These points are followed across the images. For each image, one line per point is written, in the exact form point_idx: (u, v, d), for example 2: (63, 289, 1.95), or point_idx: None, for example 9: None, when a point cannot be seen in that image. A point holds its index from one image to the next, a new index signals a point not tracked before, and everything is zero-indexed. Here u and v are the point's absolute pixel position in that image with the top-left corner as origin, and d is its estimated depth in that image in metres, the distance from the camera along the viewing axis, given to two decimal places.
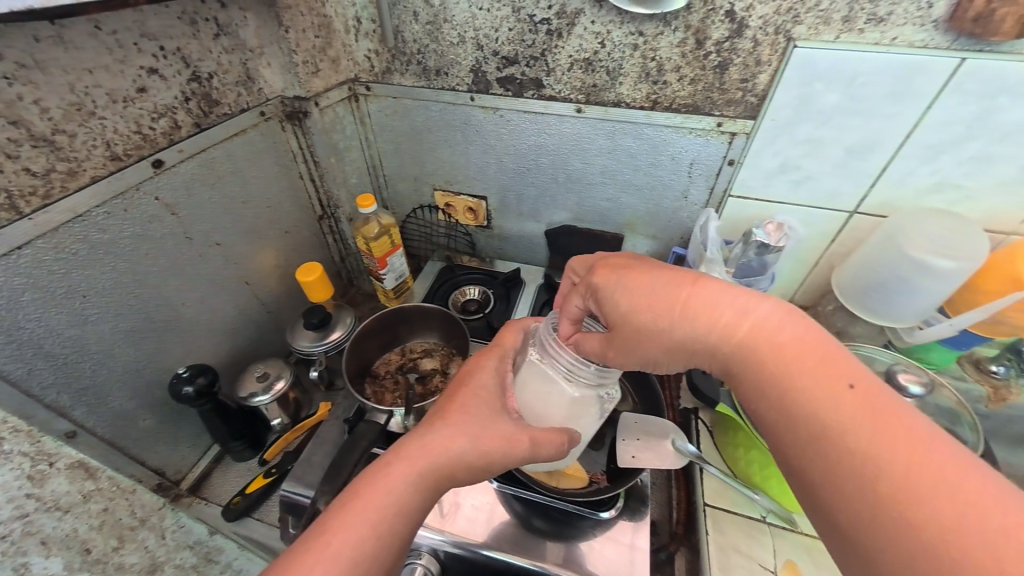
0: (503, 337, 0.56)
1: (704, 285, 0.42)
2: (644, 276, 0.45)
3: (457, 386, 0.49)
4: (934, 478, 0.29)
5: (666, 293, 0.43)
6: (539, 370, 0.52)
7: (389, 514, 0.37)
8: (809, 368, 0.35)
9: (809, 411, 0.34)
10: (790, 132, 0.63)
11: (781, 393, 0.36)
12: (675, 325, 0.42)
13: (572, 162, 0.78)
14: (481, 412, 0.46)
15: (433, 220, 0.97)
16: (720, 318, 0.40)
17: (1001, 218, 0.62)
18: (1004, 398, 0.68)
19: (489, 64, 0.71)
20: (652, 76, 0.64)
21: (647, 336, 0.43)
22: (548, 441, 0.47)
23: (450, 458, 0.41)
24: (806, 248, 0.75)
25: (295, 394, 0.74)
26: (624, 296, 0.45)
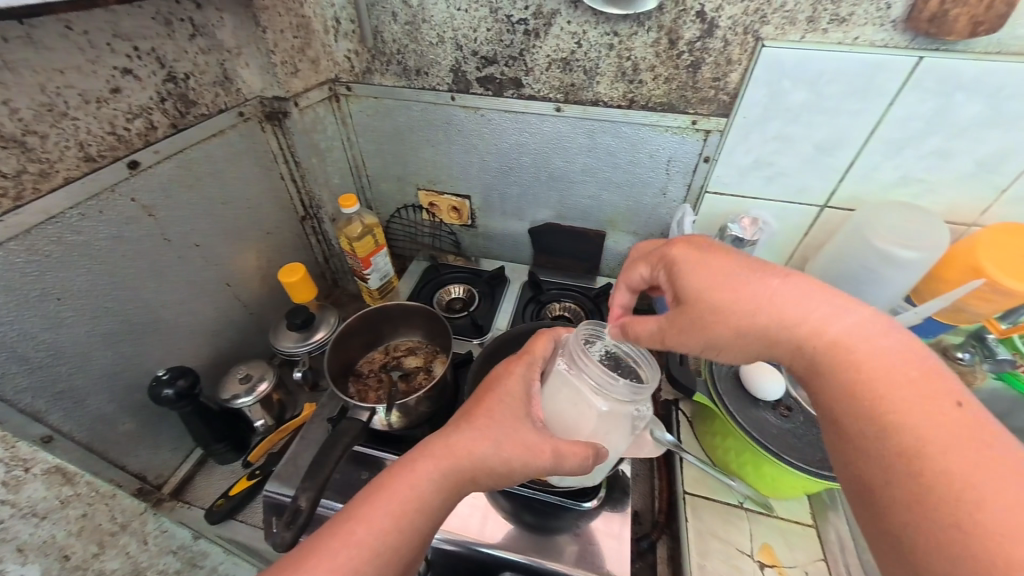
0: (532, 345, 0.52)
1: (795, 280, 0.40)
2: (718, 254, 0.44)
3: (484, 391, 0.48)
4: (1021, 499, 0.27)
5: (750, 279, 0.41)
6: (570, 382, 0.50)
7: (412, 510, 0.38)
8: (904, 381, 0.34)
9: (894, 423, 0.33)
10: (760, 129, 0.65)
11: (866, 403, 0.34)
12: (749, 308, 0.40)
13: (553, 160, 0.79)
14: (507, 418, 0.45)
15: (418, 220, 0.97)
16: (797, 306, 0.39)
17: (961, 210, 0.65)
18: (970, 382, 0.70)
19: (469, 64, 0.71)
20: (628, 75, 0.66)
21: (717, 316, 0.41)
22: (573, 454, 0.46)
23: (474, 462, 0.41)
24: (780, 242, 0.77)
25: (279, 395, 0.73)
26: (693, 275, 0.43)
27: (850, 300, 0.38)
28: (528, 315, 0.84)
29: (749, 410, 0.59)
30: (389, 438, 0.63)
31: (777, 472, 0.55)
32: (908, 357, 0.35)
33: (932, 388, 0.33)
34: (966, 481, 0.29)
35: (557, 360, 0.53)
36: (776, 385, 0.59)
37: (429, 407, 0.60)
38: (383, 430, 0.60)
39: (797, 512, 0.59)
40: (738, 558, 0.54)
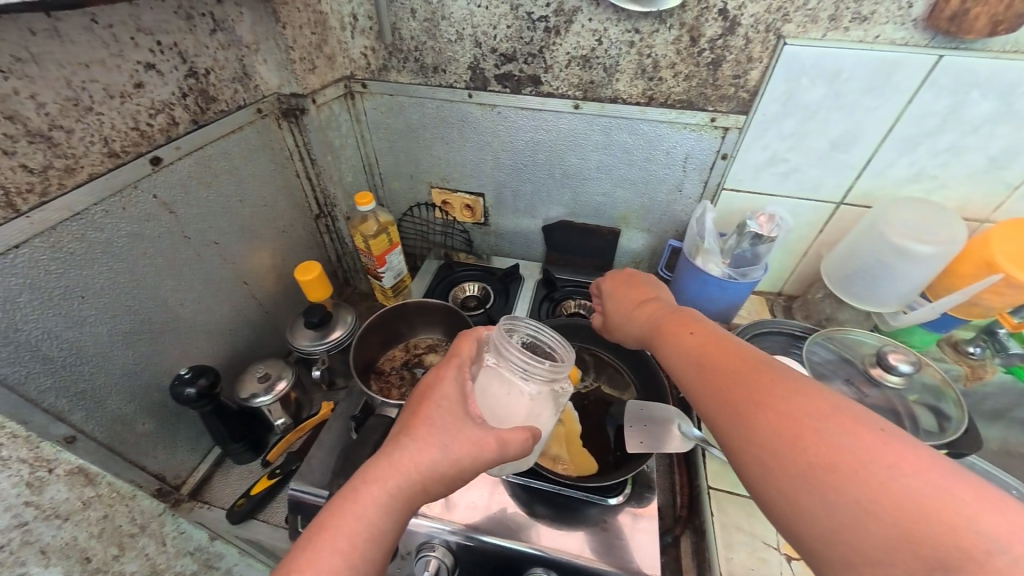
0: (459, 346, 0.51)
1: (660, 300, 0.56)
2: (624, 283, 0.63)
3: (421, 398, 0.46)
4: (884, 474, 0.30)
5: (632, 300, 0.59)
6: (498, 373, 0.52)
7: (359, 540, 0.38)
8: (764, 384, 0.38)
9: (775, 428, 0.35)
10: (777, 125, 0.66)
11: (751, 410, 0.37)
12: (635, 315, 0.56)
13: (568, 158, 0.80)
14: (448, 423, 0.44)
15: (429, 218, 0.97)
16: (662, 315, 0.53)
17: (974, 206, 0.66)
18: (979, 376, 0.71)
19: (487, 61, 0.71)
20: (648, 72, 0.66)
21: (620, 323, 0.59)
22: (514, 439, 0.44)
23: (419, 475, 0.41)
24: (794, 239, 0.78)
25: (297, 394, 0.72)
26: (608, 298, 0.63)
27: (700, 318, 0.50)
28: (543, 312, 0.84)
29: None
30: None
31: None
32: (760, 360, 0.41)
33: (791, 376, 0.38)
34: (884, 471, 0.30)
35: (484, 355, 0.54)
36: None
37: None
38: None
39: None
40: (764, 550, 0.54)
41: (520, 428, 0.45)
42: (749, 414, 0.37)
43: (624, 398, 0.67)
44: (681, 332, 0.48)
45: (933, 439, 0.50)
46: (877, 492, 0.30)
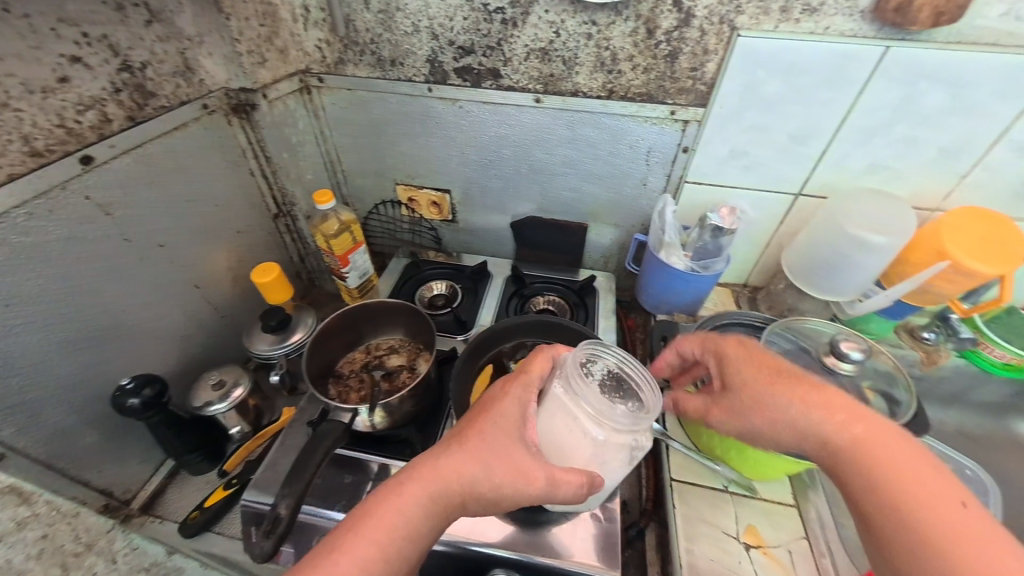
0: (530, 364, 0.50)
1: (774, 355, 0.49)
2: (752, 348, 0.50)
3: (476, 409, 0.47)
4: (955, 524, 0.36)
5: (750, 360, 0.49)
6: (562, 404, 0.47)
7: (397, 537, 0.38)
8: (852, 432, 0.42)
9: (867, 472, 0.40)
10: (736, 119, 0.66)
11: (842, 456, 0.42)
12: (785, 395, 0.45)
13: (534, 153, 0.79)
14: (499, 440, 0.44)
15: (397, 217, 0.95)
16: (809, 395, 0.44)
17: (927, 195, 0.67)
18: (934, 360, 0.72)
19: (445, 54, 0.70)
20: (606, 65, 0.65)
21: (760, 406, 0.45)
22: (566, 481, 0.43)
23: (462, 487, 0.41)
24: (757, 230, 0.78)
25: (256, 400, 0.70)
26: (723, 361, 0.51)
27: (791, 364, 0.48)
28: (512, 309, 0.82)
29: None
30: (370, 438, 0.59)
31: (764, 456, 0.53)
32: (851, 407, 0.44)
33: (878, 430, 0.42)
34: (957, 523, 0.36)
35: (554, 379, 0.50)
36: None
37: (414, 405, 0.56)
38: (366, 431, 0.56)
39: (777, 491, 0.59)
40: (726, 540, 0.54)
41: (576, 472, 0.44)
42: (838, 457, 0.42)
43: None
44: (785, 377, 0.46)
45: None
46: (953, 544, 0.35)
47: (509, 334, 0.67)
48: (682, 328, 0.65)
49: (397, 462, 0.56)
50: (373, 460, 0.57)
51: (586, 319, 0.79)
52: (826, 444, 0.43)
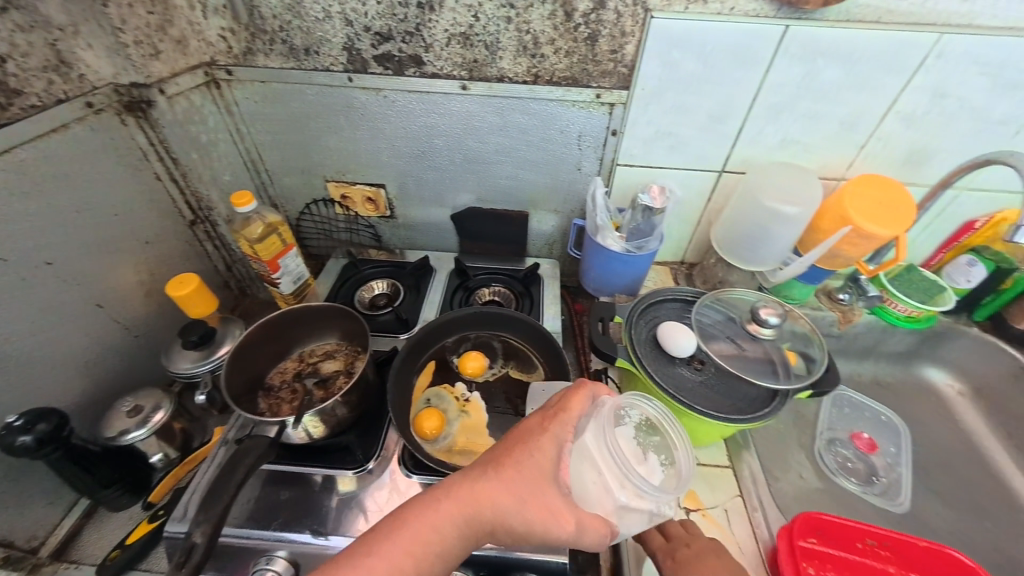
0: (571, 400, 0.47)
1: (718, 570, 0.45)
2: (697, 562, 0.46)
3: (514, 437, 0.45)
4: None
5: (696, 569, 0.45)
6: (590, 455, 0.44)
7: (430, 551, 0.40)
8: None
9: None
10: (658, 101, 0.68)
11: None
12: None
13: (467, 141, 0.77)
14: (534, 474, 0.43)
15: (331, 216, 0.91)
16: None
17: (832, 165, 0.72)
18: (850, 319, 0.78)
19: (362, 41, 0.66)
20: (529, 49, 0.65)
21: None
22: (594, 529, 0.42)
23: (493, 515, 0.41)
24: (687, 208, 0.81)
25: (182, 423, 0.64)
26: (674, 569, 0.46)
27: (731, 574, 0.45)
28: (457, 302, 0.80)
29: (665, 367, 0.56)
30: (309, 450, 0.56)
31: (695, 423, 0.54)
32: None
33: None
34: None
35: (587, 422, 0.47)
36: (688, 340, 0.56)
37: (350, 411, 0.54)
38: (303, 443, 0.54)
39: (714, 454, 0.61)
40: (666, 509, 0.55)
41: (602, 521, 0.43)
42: None
43: (529, 377, 0.62)
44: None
45: (801, 380, 0.54)
46: None
47: (451, 328, 0.65)
48: (621, 306, 0.64)
49: (341, 471, 0.54)
50: (317, 472, 0.54)
51: (531, 306, 0.79)
52: None
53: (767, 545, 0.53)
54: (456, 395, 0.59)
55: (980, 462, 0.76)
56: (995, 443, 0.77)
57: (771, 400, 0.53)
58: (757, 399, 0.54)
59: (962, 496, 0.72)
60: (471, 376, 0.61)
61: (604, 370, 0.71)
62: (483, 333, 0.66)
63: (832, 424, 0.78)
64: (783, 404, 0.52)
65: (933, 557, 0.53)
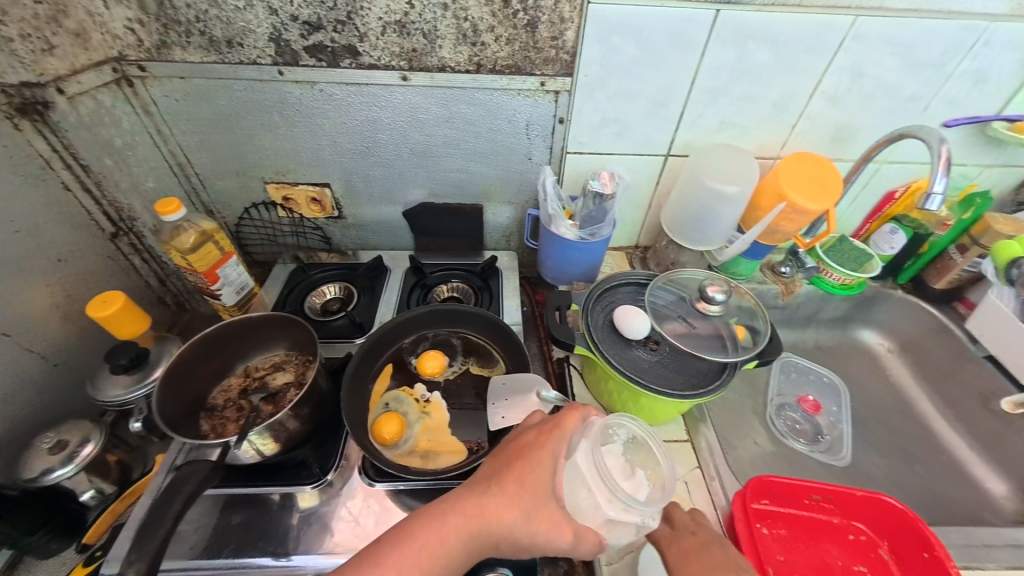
0: (567, 416, 0.48)
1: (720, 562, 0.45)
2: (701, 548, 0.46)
3: (514, 452, 0.46)
4: None
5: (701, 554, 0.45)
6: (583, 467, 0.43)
7: (437, 562, 0.41)
8: None
9: None
10: (601, 87, 0.68)
11: None
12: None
13: (412, 135, 0.74)
14: (537, 487, 0.44)
15: (274, 219, 0.86)
16: None
17: (767, 145, 0.75)
18: (792, 290, 0.83)
19: (291, 31, 0.62)
20: (469, 37, 0.63)
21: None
22: (589, 540, 0.42)
23: (498, 528, 0.42)
24: (638, 193, 0.83)
25: (118, 455, 0.59)
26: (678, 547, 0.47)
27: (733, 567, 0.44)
28: (414, 300, 0.78)
29: (622, 350, 0.58)
30: (262, 469, 0.53)
31: (653, 401, 0.56)
32: None
33: None
34: None
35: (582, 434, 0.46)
36: (642, 323, 0.58)
37: (302, 423, 0.51)
38: (254, 462, 0.51)
39: (673, 430, 0.63)
40: None
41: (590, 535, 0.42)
42: None
43: (491, 372, 0.61)
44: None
45: (747, 352, 0.56)
46: None
47: (407, 329, 0.63)
48: (577, 293, 0.65)
49: (299, 488, 0.52)
50: (275, 492, 0.52)
51: (490, 300, 0.78)
52: None
53: (724, 511, 0.56)
54: (415, 397, 0.58)
55: (909, 412, 0.83)
56: (921, 393, 0.84)
57: (721, 373, 0.55)
58: (708, 373, 0.56)
59: (895, 444, 0.78)
60: (430, 376, 0.59)
61: (565, 358, 0.71)
62: (441, 331, 0.65)
63: (781, 390, 0.83)
64: (733, 375, 0.55)
65: (871, 505, 0.56)
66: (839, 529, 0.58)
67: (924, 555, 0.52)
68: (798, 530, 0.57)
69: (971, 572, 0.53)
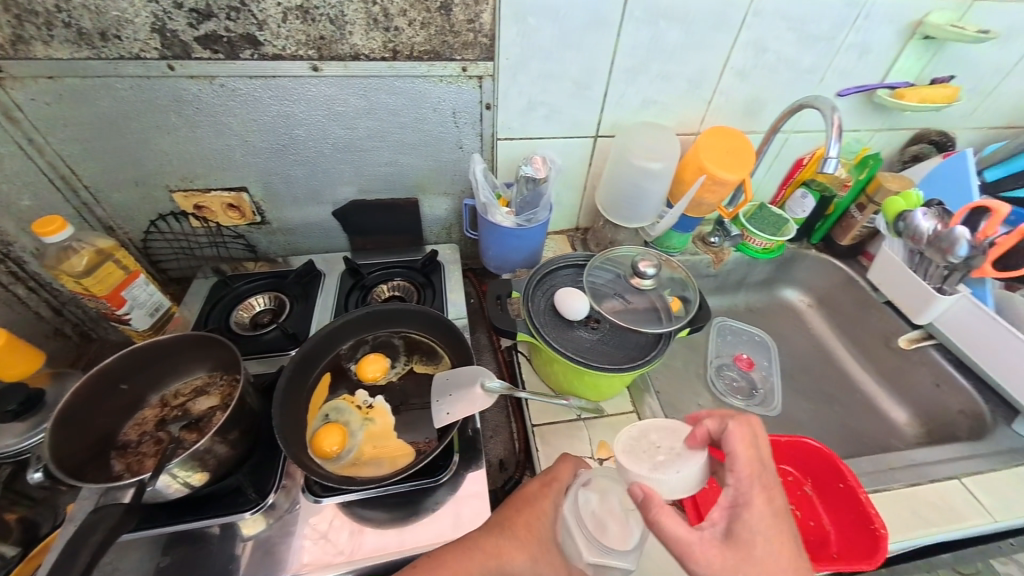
0: (561, 471, 0.52)
1: (769, 478, 0.44)
2: (775, 491, 0.43)
3: (519, 501, 0.49)
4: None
5: (758, 458, 0.45)
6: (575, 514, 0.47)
7: None
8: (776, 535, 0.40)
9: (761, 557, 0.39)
10: (525, 69, 0.67)
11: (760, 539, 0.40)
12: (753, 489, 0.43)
13: (331, 129, 0.69)
14: (541, 534, 0.48)
15: (187, 230, 0.78)
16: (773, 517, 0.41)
17: (687, 122, 0.79)
18: (722, 258, 0.88)
19: (176, 20, 0.55)
20: (380, 22, 0.59)
21: (740, 484, 0.43)
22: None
23: (508, 571, 0.45)
24: (572, 175, 0.84)
25: (19, 513, 0.52)
26: (747, 441, 0.45)
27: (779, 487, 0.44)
28: (353, 303, 0.75)
29: (564, 333, 0.58)
30: (192, 502, 0.49)
31: (597, 378, 0.57)
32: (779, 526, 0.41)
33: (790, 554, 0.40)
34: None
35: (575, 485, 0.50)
36: (581, 303, 0.59)
37: (233, 446, 0.48)
38: (181, 496, 0.47)
39: (619, 403, 0.66)
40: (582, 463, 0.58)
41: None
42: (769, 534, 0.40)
43: (435, 368, 0.60)
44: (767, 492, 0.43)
45: (679, 321, 0.59)
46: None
47: (344, 334, 0.60)
48: (517, 280, 0.64)
49: (239, 516, 0.48)
50: (214, 523, 0.48)
51: (433, 296, 0.76)
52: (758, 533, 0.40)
53: None
54: (357, 404, 0.56)
55: (827, 359, 0.92)
56: (837, 341, 0.93)
57: (657, 343, 0.57)
58: (646, 345, 0.58)
59: (817, 390, 0.87)
60: (372, 381, 0.58)
61: (514, 346, 0.71)
62: (381, 333, 0.62)
63: (719, 352, 0.90)
64: (668, 344, 0.57)
65: (794, 448, 0.62)
66: None
67: (839, 485, 0.57)
68: None
69: (879, 494, 0.60)
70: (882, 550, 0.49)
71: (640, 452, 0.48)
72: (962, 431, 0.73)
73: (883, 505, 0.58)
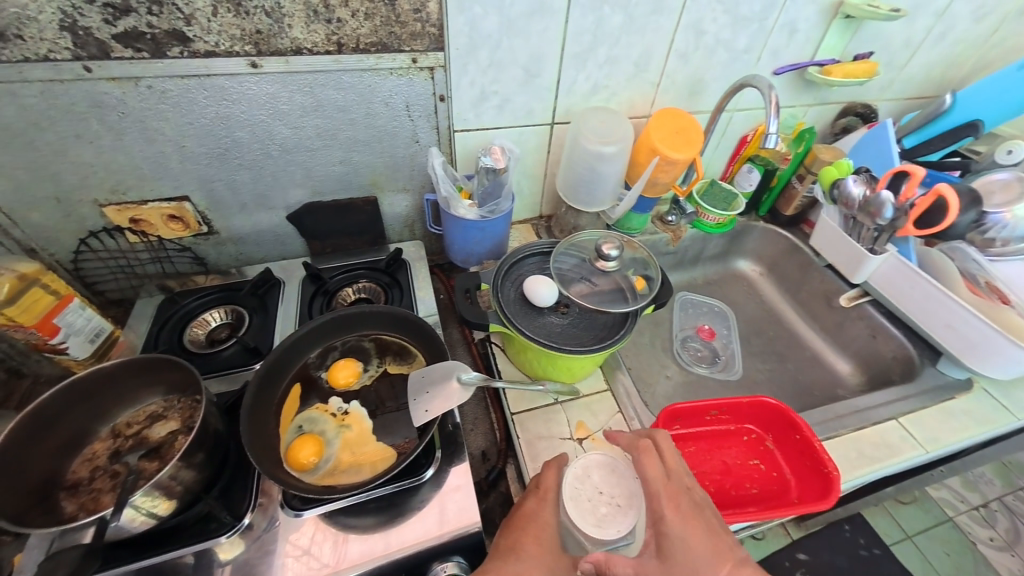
0: (547, 478, 0.52)
1: (674, 486, 0.49)
2: (680, 493, 0.49)
3: (522, 521, 0.48)
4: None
5: (666, 474, 0.50)
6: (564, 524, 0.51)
7: None
8: (696, 531, 0.46)
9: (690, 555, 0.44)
10: (475, 58, 0.67)
11: (683, 538, 0.45)
12: (666, 506, 0.48)
13: (275, 129, 0.66)
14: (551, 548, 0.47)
15: (124, 247, 0.72)
16: (687, 517, 0.47)
17: (637, 105, 0.81)
18: (679, 236, 0.92)
19: (88, 16, 0.50)
20: (321, 14, 0.56)
21: (657, 502, 0.48)
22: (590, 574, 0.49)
23: None
24: (530, 164, 0.85)
25: None
26: (655, 465, 0.50)
27: (683, 488, 0.49)
28: (317, 310, 0.72)
29: (535, 320, 0.59)
30: (159, 534, 0.46)
31: (570, 361, 0.58)
32: (695, 520, 0.46)
33: (714, 540, 0.45)
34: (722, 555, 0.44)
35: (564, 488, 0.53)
36: (549, 290, 0.60)
37: (199, 468, 0.46)
38: (147, 529, 0.44)
39: (593, 383, 0.68)
40: (562, 445, 0.60)
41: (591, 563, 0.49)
42: (688, 528, 0.46)
43: (409, 367, 0.59)
44: (676, 499, 0.48)
45: (644, 299, 0.61)
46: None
47: (309, 343, 0.58)
48: (485, 272, 0.64)
49: (214, 541, 0.46)
50: (186, 553, 0.46)
51: (401, 296, 0.74)
52: (681, 534, 0.46)
53: None
54: (331, 412, 0.54)
55: (779, 322, 0.98)
56: (786, 305, 1.00)
57: (624, 323, 0.59)
58: (613, 325, 0.60)
59: (772, 352, 0.93)
60: (344, 386, 0.57)
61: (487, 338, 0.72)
62: (349, 338, 0.61)
63: (682, 326, 0.94)
64: (634, 322, 0.59)
65: (756, 408, 0.66)
66: (735, 433, 0.68)
67: (796, 437, 0.62)
68: (703, 443, 0.66)
69: (830, 441, 0.65)
70: (834, 490, 0.54)
71: (585, 501, 0.52)
72: (895, 375, 0.81)
73: (833, 449, 0.64)
